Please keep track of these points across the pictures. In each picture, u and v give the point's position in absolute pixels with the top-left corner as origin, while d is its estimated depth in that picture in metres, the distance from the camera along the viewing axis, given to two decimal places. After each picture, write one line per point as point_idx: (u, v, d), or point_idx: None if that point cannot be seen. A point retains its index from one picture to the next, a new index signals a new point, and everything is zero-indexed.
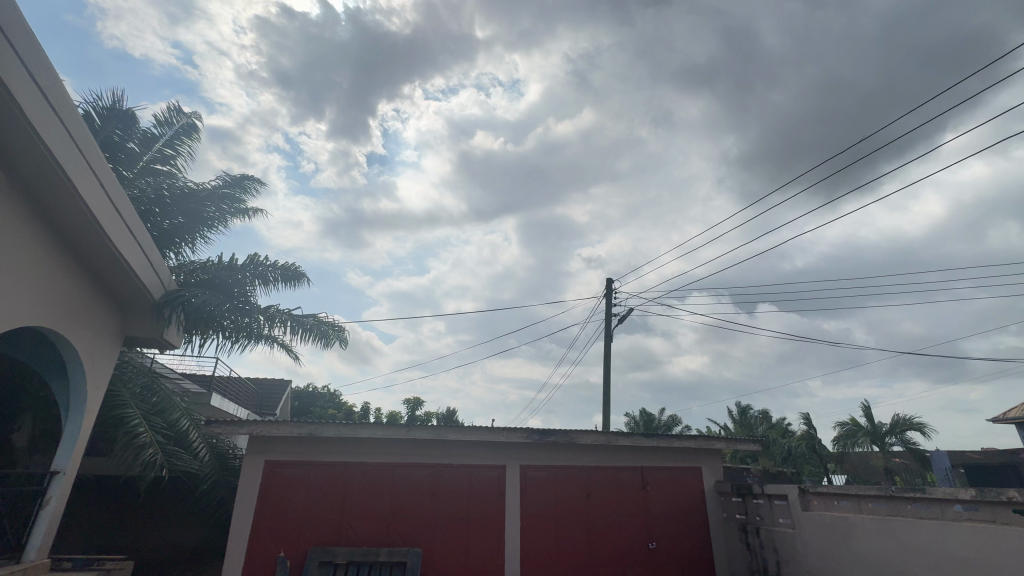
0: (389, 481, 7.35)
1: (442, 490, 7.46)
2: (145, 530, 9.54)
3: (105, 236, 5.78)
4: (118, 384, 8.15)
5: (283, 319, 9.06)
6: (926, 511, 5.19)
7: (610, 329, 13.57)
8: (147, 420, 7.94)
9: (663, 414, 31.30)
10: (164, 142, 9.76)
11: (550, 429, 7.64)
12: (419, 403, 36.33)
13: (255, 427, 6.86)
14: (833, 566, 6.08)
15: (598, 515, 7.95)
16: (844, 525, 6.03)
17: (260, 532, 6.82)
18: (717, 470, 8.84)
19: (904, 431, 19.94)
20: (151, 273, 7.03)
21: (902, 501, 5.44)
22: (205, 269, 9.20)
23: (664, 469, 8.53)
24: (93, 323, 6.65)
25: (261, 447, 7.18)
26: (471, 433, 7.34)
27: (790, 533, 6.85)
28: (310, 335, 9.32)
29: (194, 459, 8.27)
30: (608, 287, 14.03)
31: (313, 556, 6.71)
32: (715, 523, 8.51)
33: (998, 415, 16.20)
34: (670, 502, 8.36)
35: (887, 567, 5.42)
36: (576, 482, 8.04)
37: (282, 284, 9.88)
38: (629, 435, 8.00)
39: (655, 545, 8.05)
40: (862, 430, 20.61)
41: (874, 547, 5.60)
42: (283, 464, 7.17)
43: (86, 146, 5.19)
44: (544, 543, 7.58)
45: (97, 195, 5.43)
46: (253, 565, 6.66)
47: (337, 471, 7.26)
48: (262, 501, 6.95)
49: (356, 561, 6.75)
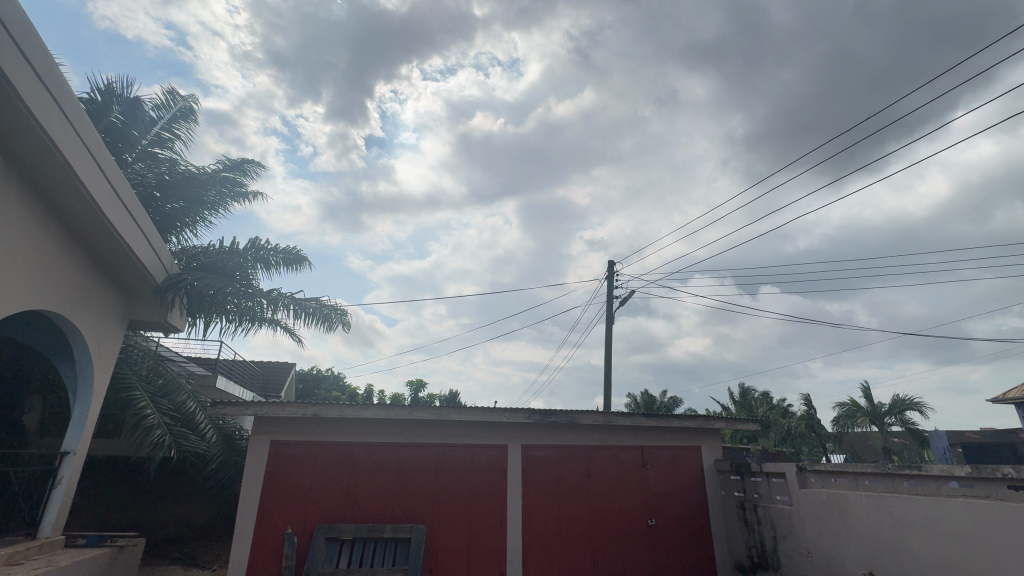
0: (393, 461, 7.48)
1: (445, 470, 7.58)
2: (156, 509, 9.78)
3: (108, 222, 5.80)
4: (123, 368, 8.23)
5: (286, 303, 9.09)
6: (921, 489, 5.27)
7: (611, 311, 13.59)
8: (154, 402, 8.06)
9: (664, 395, 31.61)
10: (161, 125, 9.65)
11: (552, 410, 7.72)
12: (422, 385, 36.75)
13: (260, 408, 6.95)
14: (829, 542, 6.20)
15: (598, 494, 8.09)
16: (840, 501, 6.13)
17: (267, 509, 6.98)
18: (716, 449, 8.96)
19: (904, 411, 20.09)
20: (154, 258, 7.08)
21: (899, 479, 5.51)
22: (207, 253, 9.23)
23: (664, 448, 8.65)
24: (96, 307, 6.69)
25: (266, 427, 7.29)
26: (473, 414, 7.42)
27: (787, 509, 6.97)
28: (313, 318, 9.37)
29: (201, 439, 8.42)
30: (609, 269, 13.98)
31: (320, 532, 6.83)
32: (714, 500, 8.66)
33: (998, 395, 16.24)
34: (669, 481, 8.49)
35: (882, 541, 5.53)
36: (577, 462, 8.16)
37: (284, 267, 9.88)
38: (628, 415, 8.09)
39: (654, 521, 8.20)
40: (861, 411, 20.74)
41: (870, 523, 5.70)
42: (287, 444, 7.28)
43: (85, 133, 5.16)
44: (546, 519, 7.75)
45: (97, 180, 5.42)
46: (263, 540, 6.83)
47: (341, 452, 7.38)
48: (268, 480, 7.09)
49: (362, 537, 6.88)
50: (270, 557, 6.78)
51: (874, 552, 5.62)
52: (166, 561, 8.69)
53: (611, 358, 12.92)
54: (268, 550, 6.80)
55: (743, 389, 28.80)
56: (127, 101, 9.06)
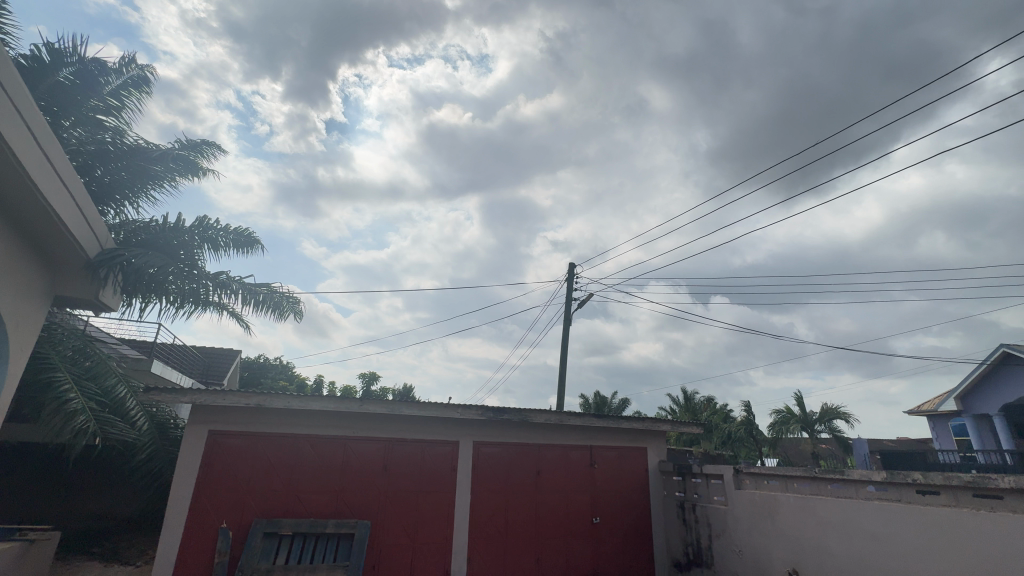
0: (340, 454, 7.29)
1: (394, 465, 7.47)
2: (74, 500, 9.10)
3: (35, 188, 5.31)
4: (45, 346, 7.57)
5: (234, 288, 8.65)
6: (842, 491, 5.68)
7: (569, 312, 13.77)
8: (79, 386, 7.45)
9: (616, 398, 32.35)
10: (109, 91, 8.92)
11: (505, 407, 7.75)
12: (375, 378, 35.92)
13: (198, 396, 6.59)
14: (758, 540, 6.58)
15: (547, 492, 8.21)
16: (770, 501, 6.52)
17: (200, 502, 6.63)
18: (661, 450, 9.30)
19: (832, 419, 21.55)
20: (85, 229, 6.53)
21: (824, 482, 5.92)
22: (147, 230, 8.68)
23: (612, 448, 8.89)
24: (15, 280, 6.10)
25: (204, 416, 6.93)
26: (425, 409, 7.32)
27: (723, 509, 7.32)
28: (262, 306, 8.97)
29: (131, 427, 7.90)
30: (571, 270, 14.19)
31: (257, 527, 6.56)
32: (656, 500, 8.97)
33: (914, 407, 17.69)
34: (615, 480, 8.73)
35: (805, 540, 5.92)
36: (528, 459, 8.26)
37: (234, 249, 9.40)
38: (579, 415, 8.25)
39: (598, 519, 8.41)
40: (794, 417, 22.08)
41: (796, 522, 6.08)
42: (226, 434, 6.95)
43: (11, 87, 4.67)
44: (493, 516, 7.78)
45: (24, 142, 4.94)
46: (195, 534, 6.49)
47: (285, 444, 7.12)
48: (204, 473, 6.73)
49: (302, 532, 6.65)
50: (199, 553, 6.44)
51: (798, 551, 5.99)
52: (83, 556, 8.07)
53: (566, 360, 13.10)
54: (198, 546, 6.46)
55: (689, 394, 30.03)
56: (81, 64, 8.45)
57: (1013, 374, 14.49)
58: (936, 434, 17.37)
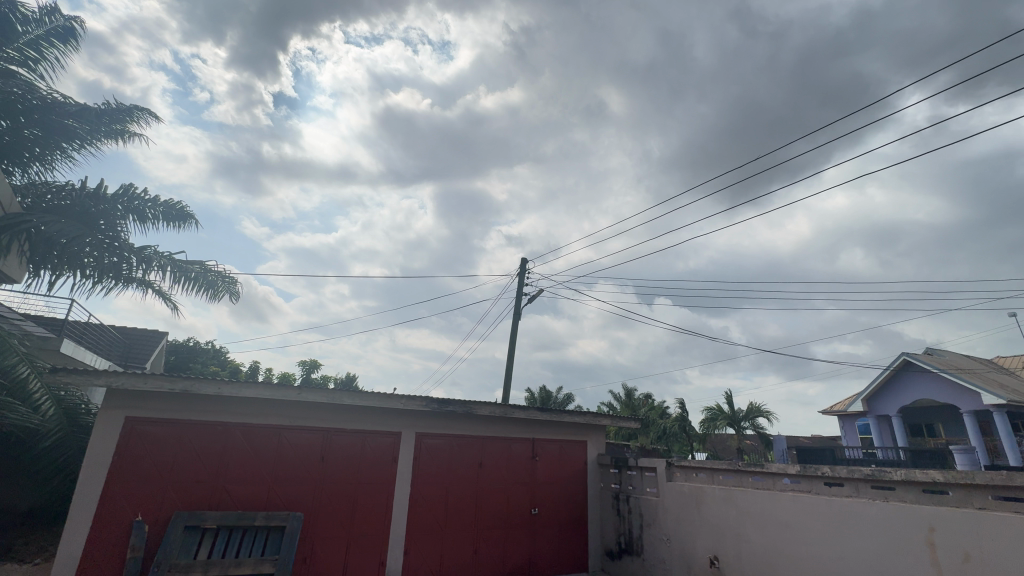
0: (274, 444, 6.97)
1: (332, 456, 7.24)
2: None
3: None
4: None
5: (162, 264, 8.02)
6: (761, 483, 6.11)
7: (519, 306, 13.89)
8: None
9: (561, 393, 33.03)
10: (24, 41, 7.98)
11: (450, 399, 7.73)
12: (316, 366, 34.64)
13: (115, 379, 6.06)
14: (685, 529, 6.96)
15: (488, 484, 8.27)
16: (697, 492, 6.90)
17: (113, 494, 6.13)
18: (600, 444, 9.61)
19: (756, 416, 23.14)
20: None
21: (746, 474, 6.36)
22: (61, 192, 7.93)
23: (554, 442, 9.08)
24: None
25: (121, 401, 6.40)
26: (368, 399, 7.15)
27: (654, 500, 7.68)
28: (194, 284, 8.37)
29: (34, 413, 7.11)
30: (523, 265, 14.32)
31: (178, 520, 6.15)
32: (593, 492, 9.26)
33: (828, 408, 19.32)
34: (555, 472, 8.93)
35: (727, 529, 6.32)
36: (471, 451, 8.28)
37: (163, 223, 8.73)
38: (524, 408, 8.35)
39: (537, 510, 8.59)
40: (723, 414, 23.51)
41: (719, 512, 6.49)
42: (147, 422, 6.46)
43: None
44: (432, 508, 7.73)
45: None
46: (104, 529, 5.99)
47: (213, 433, 6.72)
48: (119, 463, 6.22)
49: (228, 526, 6.31)
50: (110, 548, 5.97)
51: (719, 539, 6.40)
52: None
53: (514, 354, 13.22)
54: (108, 541, 5.98)
55: (630, 391, 31.20)
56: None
57: (910, 379, 16.18)
58: (844, 433, 19.10)
